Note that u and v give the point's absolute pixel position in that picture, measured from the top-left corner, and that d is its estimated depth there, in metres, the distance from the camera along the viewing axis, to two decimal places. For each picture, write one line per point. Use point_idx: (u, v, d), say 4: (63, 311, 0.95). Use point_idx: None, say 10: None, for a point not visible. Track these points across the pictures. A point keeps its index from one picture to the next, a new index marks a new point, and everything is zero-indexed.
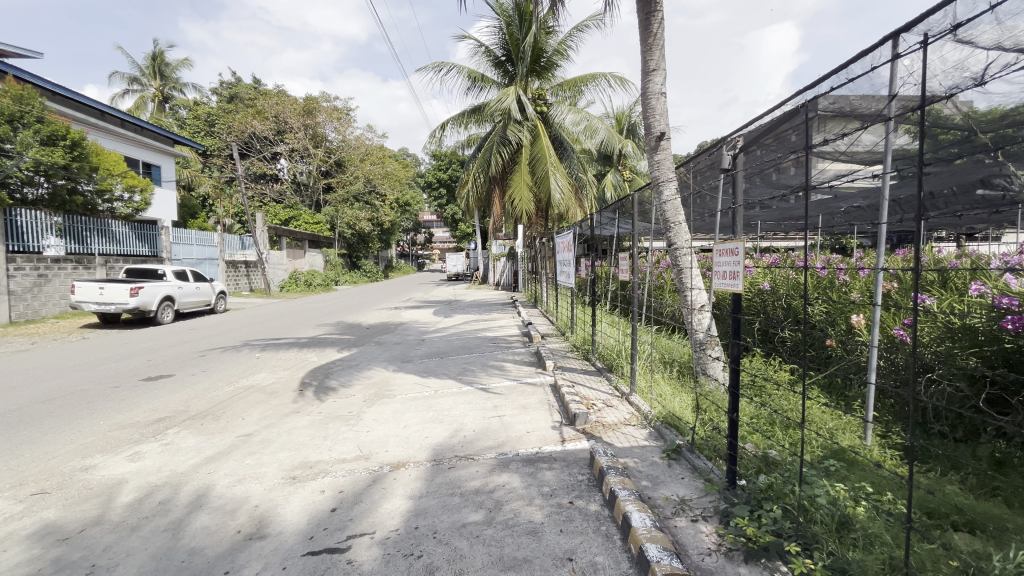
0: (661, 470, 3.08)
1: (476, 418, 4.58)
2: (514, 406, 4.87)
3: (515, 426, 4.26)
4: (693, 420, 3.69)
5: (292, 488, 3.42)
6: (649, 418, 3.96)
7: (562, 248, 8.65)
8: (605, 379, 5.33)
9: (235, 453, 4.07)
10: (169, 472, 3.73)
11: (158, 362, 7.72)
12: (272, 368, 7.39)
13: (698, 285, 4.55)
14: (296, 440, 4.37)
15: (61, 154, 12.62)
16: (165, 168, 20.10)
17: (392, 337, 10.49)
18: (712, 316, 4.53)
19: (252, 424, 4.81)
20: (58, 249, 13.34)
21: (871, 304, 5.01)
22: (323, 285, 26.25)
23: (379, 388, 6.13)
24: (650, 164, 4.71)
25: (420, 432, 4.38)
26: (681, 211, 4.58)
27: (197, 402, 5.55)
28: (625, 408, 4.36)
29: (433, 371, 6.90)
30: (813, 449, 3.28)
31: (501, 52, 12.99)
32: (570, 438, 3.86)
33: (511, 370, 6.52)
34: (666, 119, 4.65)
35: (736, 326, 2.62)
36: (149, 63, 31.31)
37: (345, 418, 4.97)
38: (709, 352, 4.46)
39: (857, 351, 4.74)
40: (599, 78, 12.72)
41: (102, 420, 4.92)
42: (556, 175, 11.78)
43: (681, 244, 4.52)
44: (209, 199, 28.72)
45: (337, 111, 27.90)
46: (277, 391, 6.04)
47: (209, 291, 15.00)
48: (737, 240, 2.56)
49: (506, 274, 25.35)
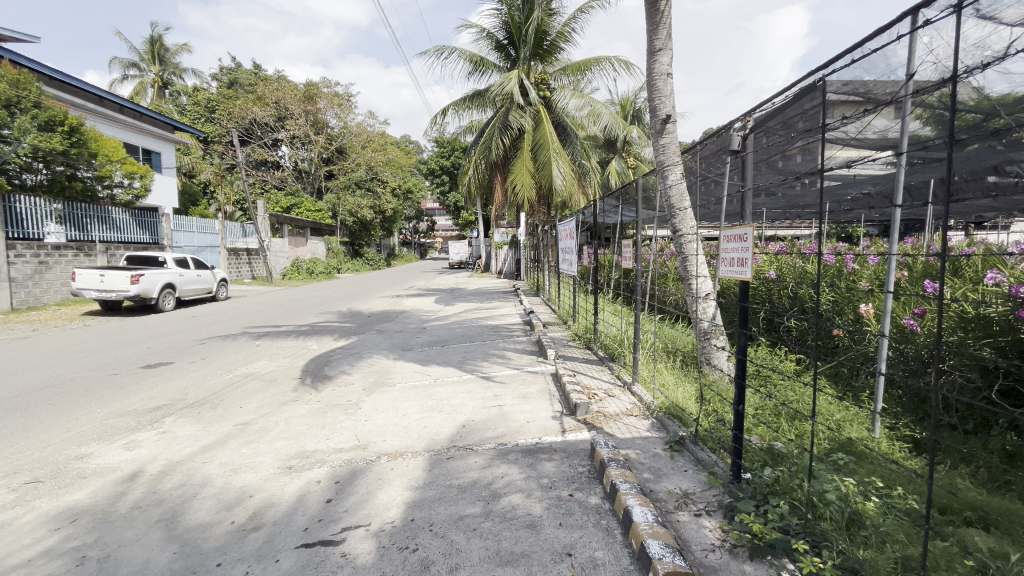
0: (664, 462, 3.00)
1: (475, 408, 4.52)
2: (514, 395, 4.80)
3: (515, 416, 4.19)
4: (697, 412, 3.61)
5: (288, 477, 3.38)
6: (651, 408, 3.88)
7: (563, 236, 8.54)
8: (606, 368, 5.25)
9: (231, 442, 4.03)
10: (164, 461, 3.69)
11: (157, 350, 7.69)
12: (272, 356, 7.35)
13: (703, 273, 4.43)
14: (293, 429, 4.31)
15: (60, 140, 12.48)
16: (166, 155, 19.93)
17: (393, 325, 10.43)
18: (717, 305, 4.43)
19: (250, 413, 4.77)
20: (58, 235, 13.29)
21: (881, 293, 4.94)
22: (325, 273, 26.20)
23: (378, 377, 6.07)
24: (655, 148, 4.56)
25: (418, 421, 4.32)
26: (687, 197, 4.44)
27: (195, 390, 5.51)
28: (627, 398, 4.28)
29: (434, 359, 6.84)
30: (820, 441, 3.20)
31: (503, 35, 12.72)
32: (570, 428, 3.79)
33: (512, 358, 6.45)
34: (672, 102, 4.48)
35: (742, 315, 2.53)
36: (148, 48, 30.93)
37: (343, 407, 4.91)
38: (714, 341, 4.35)
39: (865, 341, 4.67)
40: (603, 61, 12.45)
41: (100, 408, 4.88)
42: (558, 161, 11.58)
43: (685, 230, 4.41)
44: (210, 186, 28.56)
45: (338, 97, 27.64)
46: (276, 380, 6.00)
47: (210, 279, 14.95)
48: (748, 225, 2.41)
49: (508, 262, 25.15)
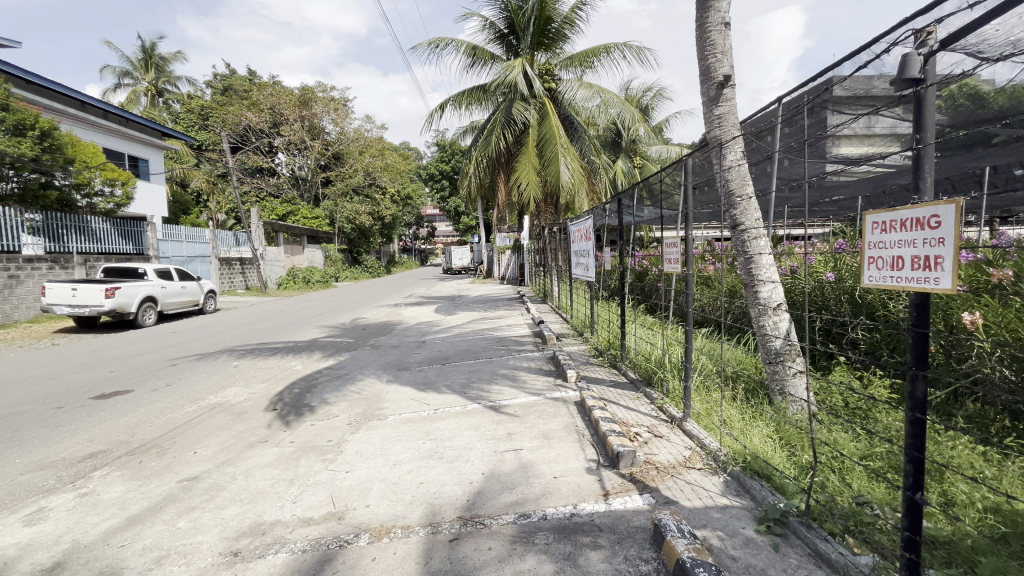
0: (767, 559, 2.05)
1: (485, 454, 3.56)
2: (533, 434, 3.83)
3: (539, 468, 3.23)
4: (793, 471, 2.65)
5: (228, 573, 2.43)
6: (719, 459, 2.93)
7: (577, 236, 7.56)
8: (644, 396, 4.28)
9: (168, 510, 3.08)
10: (69, 544, 2.75)
11: (119, 375, 6.74)
12: (247, 380, 6.38)
13: (773, 277, 3.51)
14: (251, 488, 3.34)
15: (30, 145, 11.51)
16: (154, 162, 19.15)
17: (390, 339, 9.46)
18: (791, 319, 3.49)
19: (203, 462, 3.80)
20: (36, 248, 12.48)
21: (985, 296, 4.00)
22: (321, 282, 25.27)
23: (368, 406, 5.10)
24: (709, 119, 3.72)
25: (412, 475, 3.36)
26: (749, 181, 3.53)
27: (146, 429, 4.57)
28: (680, 440, 3.34)
29: (433, 382, 5.86)
30: (987, 519, 2.23)
31: (505, 24, 11.81)
32: (615, 489, 2.83)
33: (525, 380, 5.49)
34: (730, 60, 3.64)
35: (919, 348, 1.57)
36: (141, 56, 30.23)
37: (321, 451, 3.96)
38: (788, 366, 3.41)
39: (971, 359, 3.73)
40: (612, 50, 11.53)
41: (20, 458, 3.95)
42: (565, 157, 10.69)
43: (749, 224, 3.51)
44: (202, 194, 27.69)
45: (334, 102, 26.90)
46: (246, 412, 5.04)
47: (196, 290, 14.01)
48: (948, 200, 1.41)
49: (510, 267, 24.15)
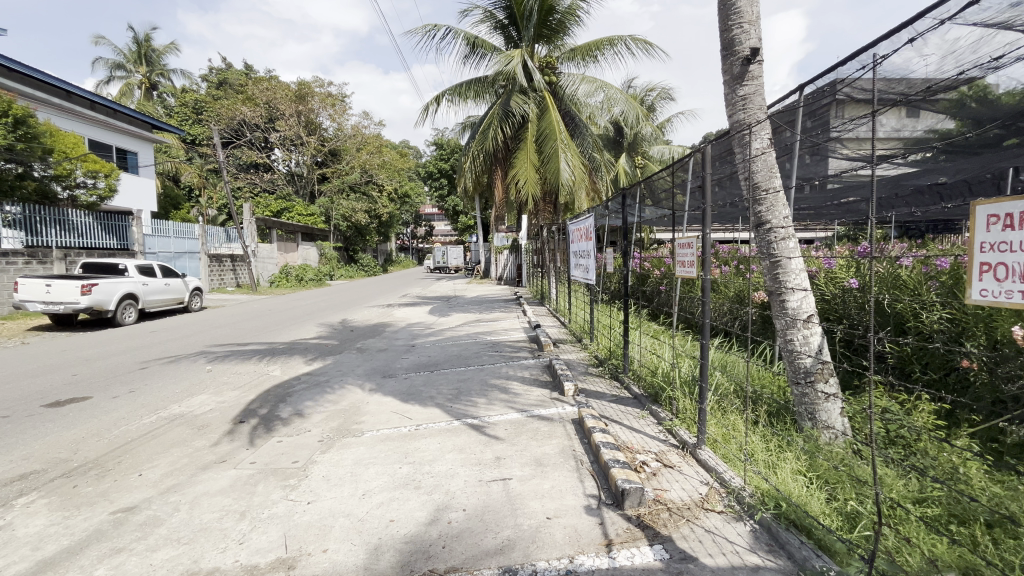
0: None
1: (468, 484, 3.08)
2: (524, 459, 3.37)
3: (530, 505, 2.75)
4: (837, 525, 2.19)
5: None
6: (744, 501, 2.47)
7: (576, 236, 7.08)
8: (650, 415, 3.82)
9: (89, 552, 2.60)
10: None
11: (80, 379, 6.23)
12: (219, 387, 5.88)
13: (803, 285, 3.05)
14: (194, 523, 2.86)
15: (4, 134, 10.97)
16: (142, 154, 18.69)
17: (378, 341, 8.98)
18: (823, 332, 3.03)
19: (146, 488, 3.31)
20: (14, 241, 11.98)
21: None
22: (315, 280, 24.71)
23: (345, 419, 4.63)
24: (732, 101, 3.34)
25: (383, 509, 2.88)
26: (777, 173, 3.08)
27: (92, 445, 4.08)
28: (693, 471, 2.88)
29: (419, 392, 5.37)
30: None
31: (505, 14, 11.35)
32: (620, 537, 2.36)
33: (519, 392, 5.01)
34: (757, 32, 3.26)
35: None
36: (135, 48, 29.60)
37: (284, 475, 3.47)
38: (821, 388, 2.95)
39: None
40: (616, 42, 11.05)
41: None
42: (565, 153, 10.22)
43: (775, 222, 3.05)
44: (195, 189, 27.10)
45: (332, 97, 26.26)
46: (210, 425, 4.55)
47: (180, 288, 13.49)
48: None
49: (507, 267, 23.62)
